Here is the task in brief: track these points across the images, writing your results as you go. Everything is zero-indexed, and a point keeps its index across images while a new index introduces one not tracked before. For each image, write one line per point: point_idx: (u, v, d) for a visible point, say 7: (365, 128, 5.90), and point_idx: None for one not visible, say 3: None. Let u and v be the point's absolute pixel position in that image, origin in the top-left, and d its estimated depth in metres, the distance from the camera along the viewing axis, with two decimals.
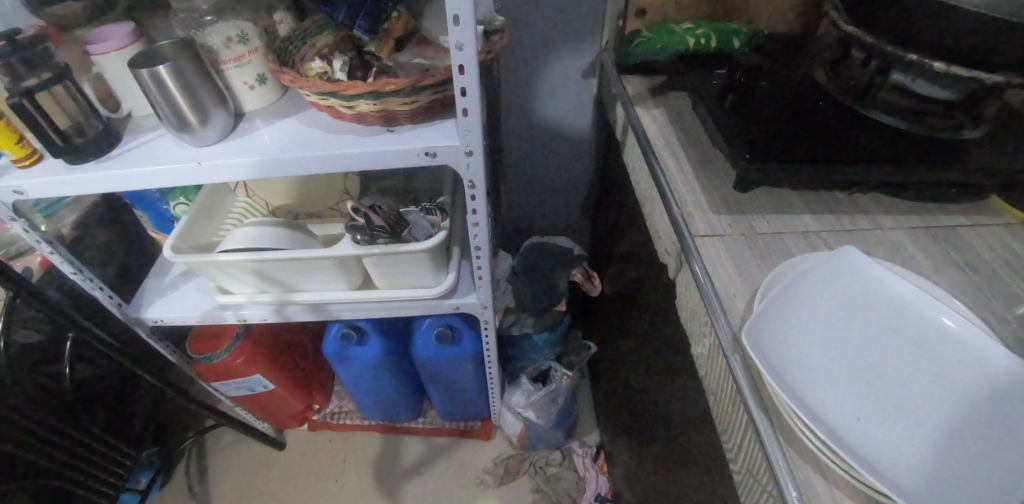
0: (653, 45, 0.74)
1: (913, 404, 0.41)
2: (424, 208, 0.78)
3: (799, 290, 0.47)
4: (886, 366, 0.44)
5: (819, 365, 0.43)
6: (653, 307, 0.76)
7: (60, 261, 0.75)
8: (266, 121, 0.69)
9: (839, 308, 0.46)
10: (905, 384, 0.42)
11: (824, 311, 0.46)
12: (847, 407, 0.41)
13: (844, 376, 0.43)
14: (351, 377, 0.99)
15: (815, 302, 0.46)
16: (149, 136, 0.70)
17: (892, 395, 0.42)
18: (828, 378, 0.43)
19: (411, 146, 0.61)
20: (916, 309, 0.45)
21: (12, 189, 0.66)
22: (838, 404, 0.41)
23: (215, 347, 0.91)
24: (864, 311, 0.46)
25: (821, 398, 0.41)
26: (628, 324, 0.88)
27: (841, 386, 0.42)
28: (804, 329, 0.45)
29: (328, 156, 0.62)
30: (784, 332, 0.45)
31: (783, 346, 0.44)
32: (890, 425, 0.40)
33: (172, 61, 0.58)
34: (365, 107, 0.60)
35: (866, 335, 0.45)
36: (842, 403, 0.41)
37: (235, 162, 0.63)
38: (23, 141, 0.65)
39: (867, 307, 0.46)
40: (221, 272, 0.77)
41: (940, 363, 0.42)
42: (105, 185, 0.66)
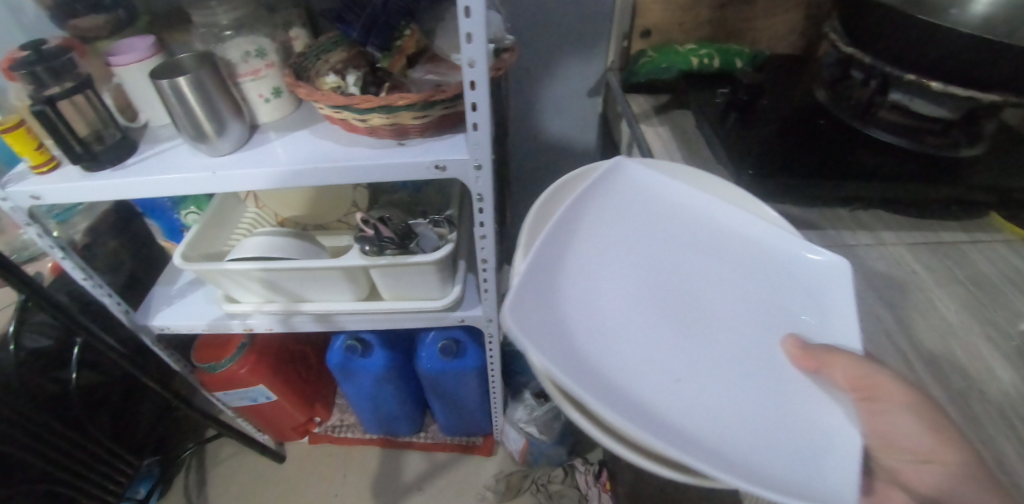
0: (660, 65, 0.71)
1: (717, 333, 0.40)
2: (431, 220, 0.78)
3: (586, 238, 0.43)
4: (700, 294, 0.43)
5: (628, 310, 0.40)
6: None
7: (72, 267, 0.76)
8: (279, 132, 0.70)
9: (641, 245, 0.45)
10: (714, 306, 0.42)
11: (609, 256, 0.43)
12: (661, 363, 0.38)
13: (652, 317, 0.40)
14: (353, 389, 0.98)
15: (612, 249, 0.44)
16: (166, 146, 0.71)
17: (701, 328, 0.40)
18: (634, 332, 0.39)
19: (422, 160, 0.63)
20: (700, 217, 0.47)
21: (30, 194, 0.67)
22: (650, 358, 0.38)
23: (219, 356, 0.92)
24: (650, 232, 0.46)
25: (626, 358, 0.37)
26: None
27: (657, 323, 0.40)
28: (592, 289, 0.40)
29: (340, 167, 0.63)
30: (580, 294, 0.39)
31: (584, 310, 0.39)
32: (707, 369, 0.38)
33: (193, 73, 0.60)
34: (377, 121, 0.62)
35: (662, 260, 0.44)
36: (655, 358, 0.38)
37: (248, 173, 0.65)
38: (43, 148, 0.67)
39: (651, 230, 0.46)
40: (230, 281, 0.78)
41: (745, 278, 0.43)
42: (120, 192, 0.68)
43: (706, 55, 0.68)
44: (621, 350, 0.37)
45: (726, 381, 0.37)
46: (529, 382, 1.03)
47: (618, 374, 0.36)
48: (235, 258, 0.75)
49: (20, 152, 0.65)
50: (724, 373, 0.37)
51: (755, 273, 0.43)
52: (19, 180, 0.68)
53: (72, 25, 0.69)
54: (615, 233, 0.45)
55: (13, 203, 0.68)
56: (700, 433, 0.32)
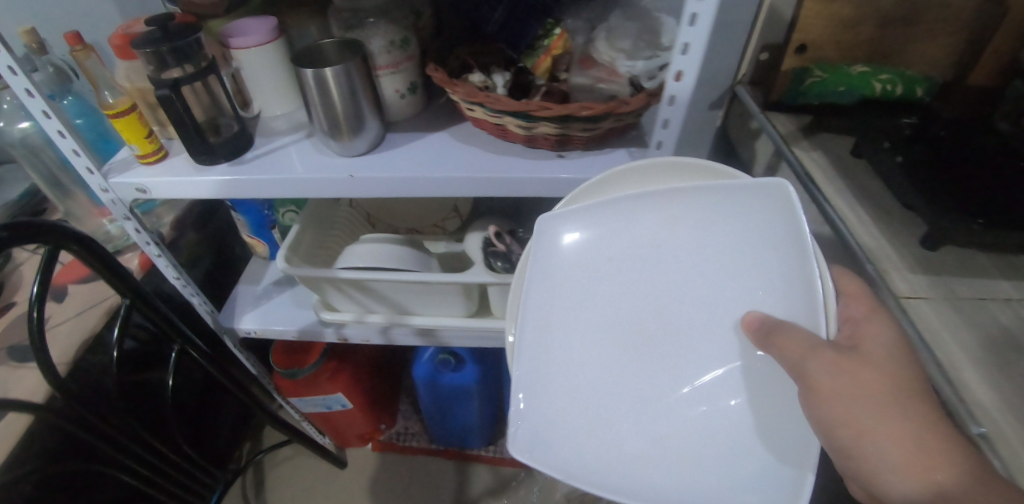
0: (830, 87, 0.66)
1: (681, 331, 0.40)
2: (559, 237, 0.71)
3: (539, 315, 0.42)
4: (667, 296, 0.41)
5: (588, 350, 0.41)
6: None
7: (165, 265, 0.70)
8: (413, 133, 0.63)
9: (601, 259, 0.43)
10: (676, 300, 0.40)
11: (569, 294, 0.43)
12: (616, 391, 0.40)
13: (607, 338, 0.41)
14: (433, 402, 0.93)
15: (568, 288, 0.43)
16: (284, 140, 0.63)
17: (658, 334, 0.40)
18: (593, 369, 0.41)
19: (590, 177, 0.57)
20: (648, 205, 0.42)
21: (135, 187, 0.60)
22: (612, 392, 0.40)
23: (301, 363, 0.86)
24: (600, 246, 0.43)
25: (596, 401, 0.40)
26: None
27: (612, 346, 0.41)
28: (558, 348, 0.42)
29: (496, 179, 0.57)
30: (539, 365, 0.41)
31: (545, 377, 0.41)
32: (659, 380, 0.39)
33: (341, 64, 0.53)
34: (544, 130, 0.55)
35: (621, 260, 0.42)
36: (609, 388, 0.40)
37: (390, 180, 0.57)
38: (152, 136, 0.59)
39: (610, 240, 0.43)
40: (334, 289, 0.71)
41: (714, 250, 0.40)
42: (234, 191, 0.60)
43: (889, 80, 0.63)
44: (590, 405, 0.40)
45: (677, 391, 0.39)
46: None
47: (594, 414, 0.40)
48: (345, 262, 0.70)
49: (128, 139, 0.58)
50: (674, 384, 0.39)
51: (707, 252, 0.40)
52: (123, 170, 0.61)
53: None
54: (571, 264, 0.43)
55: (115, 195, 0.61)
56: (651, 476, 0.37)
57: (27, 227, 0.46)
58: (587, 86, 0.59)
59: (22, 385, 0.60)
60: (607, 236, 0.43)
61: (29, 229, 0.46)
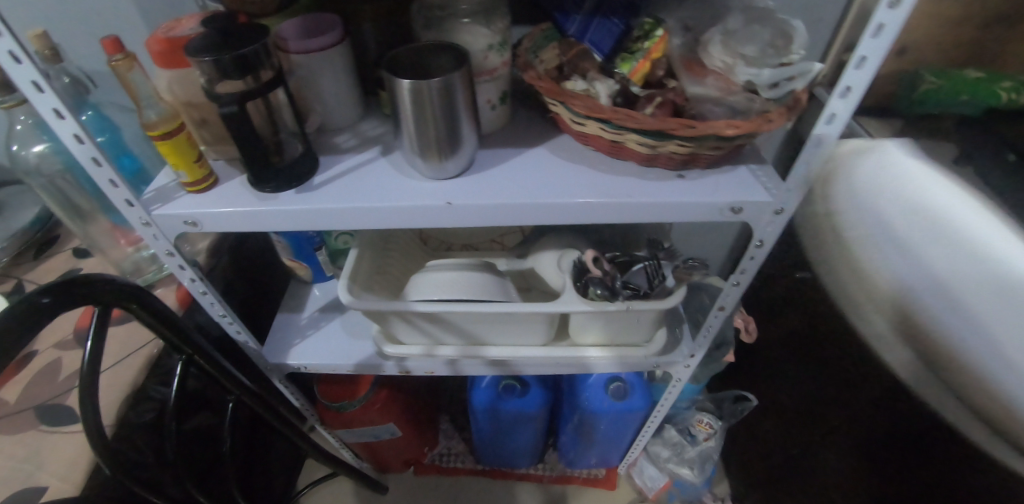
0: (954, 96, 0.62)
1: None
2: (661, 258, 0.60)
3: None
4: None
5: None
6: (850, 369, 0.69)
7: (211, 302, 0.61)
8: (504, 149, 0.55)
9: None
10: None
11: None
12: None
13: None
14: (490, 426, 0.87)
15: None
16: (358, 159, 0.53)
17: None
18: None
19: (719, 201, 0.51)
20: None
21: (184, 219, 0.50)
22: None
23: (352, 393, 0.78)
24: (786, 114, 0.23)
25: None
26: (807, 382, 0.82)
27: None
28: None
29: (617, 204, 0.50)
30: None
31: None
32: None
33: (447, 74, 0.44)
34: (671, 149, 0.49)
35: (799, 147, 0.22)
36: None
37: (494, 207, 0.49)
38: (201, 161, 0.50)
39: None
40: (404, 322, 0.64)
41: None
42: (301, 223, 0.50)
43: (1017, 87, 0.58)
44: None
45: None
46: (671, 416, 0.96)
47: None
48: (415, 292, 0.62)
49: (176, 164, 0.48)
50: None
51: None
52: (165, 199, 0.51)
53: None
54: None
55: (159, 229, 0.51)
56: None
57: (70, 285, 0.37)
58: (709, 97, 0.54)
59: (60, 453, 0.52)
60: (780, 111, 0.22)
61: (73, 287, 0.38)
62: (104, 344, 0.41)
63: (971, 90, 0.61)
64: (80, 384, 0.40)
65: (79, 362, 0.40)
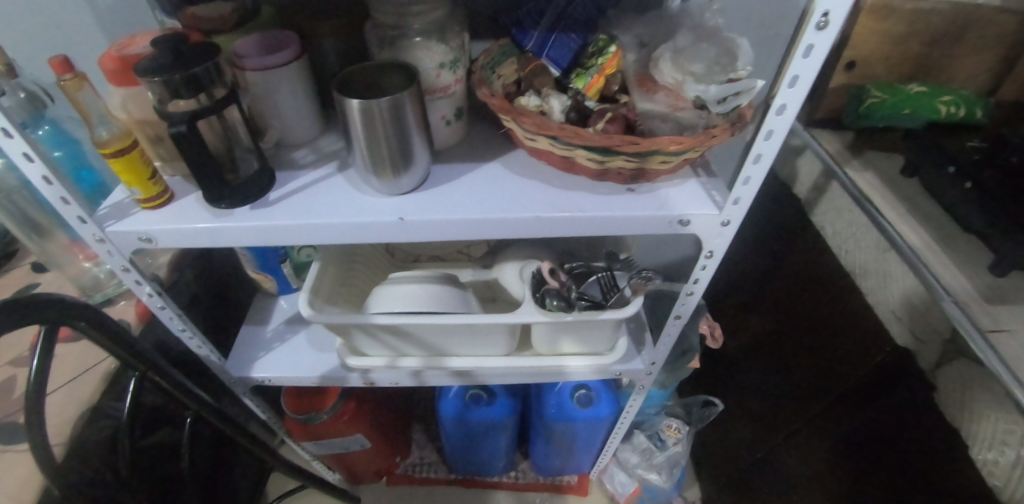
0: (899, 109, 0.66)
1: None
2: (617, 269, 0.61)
3: None
4: None
5: None
6: (833, 366, 0.71)
7: (170, 317, 0.61)
8: (460, 164, 0.56)
9: None
10: None
11: None
12: None
13: None
14: (460, 436, 0.88)
15: None
16: (313, 175, 0.54)
17: None
18: None
19: (667, 214, 0.53)
20: None
21: (138, 236, 0.50)
22: None
23: (318, 406, 0.78)
24: None
25: None
26: (767, 387, 0.85)
27: None
28: None
29: (568, 218, 0.51)
30: None
31: None
32: None
33: (396, 93, 0.45)
34: (619, 164, 0.51)
35: None
36: None
37: (448, 221, 0.50)
38: (155, 177, 0.50)
39: None
40: (367, 335, 0.64)
41: None
42: (256, 238, 0.50)
43: (955, 102, 0.64)
44: None
45: None
46: (640, 423, 0.98)
47: None
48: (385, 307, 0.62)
49: (128, 181, 0.48)
50: None
51: None
52: (119, 215, 0.51)
53: (191, 13, 0.52)
54: None
55: (113, 246, 0.51)
56: None
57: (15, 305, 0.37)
58: (660, 114, 0.55)
59: (12, 473, 0.52)
60: None
61: (18, 307, 0.37)
62: (50, 363, 0.41)
63: (915, 104, 0.65)
64: (25, 405, 0.40)
65: (23, 382, 0.40)
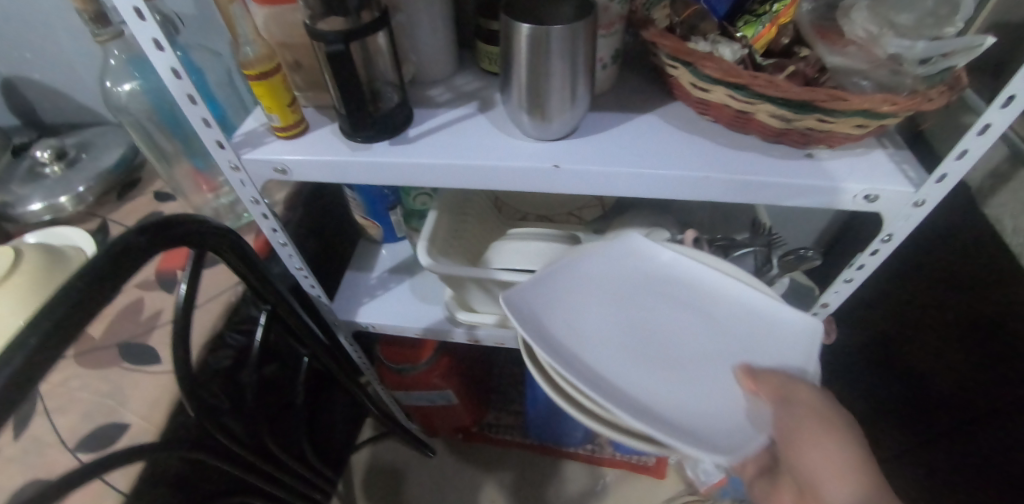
0: None
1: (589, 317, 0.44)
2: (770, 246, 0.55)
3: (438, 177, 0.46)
4: (656, 325, 0.45)
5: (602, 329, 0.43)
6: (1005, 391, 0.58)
7: (289, 254, 0.60)
8: (612, 113, 0.50)
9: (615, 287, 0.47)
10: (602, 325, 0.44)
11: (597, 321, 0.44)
12: (606, 353, 0.42)
13: (623, 332, 0.44)
14: (547, 401, 0.86)
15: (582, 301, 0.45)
16: (455, 113, 0.49)
17: (658, 343, 0.44)
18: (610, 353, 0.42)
19: (855, 185, 0.45)
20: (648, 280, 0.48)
21: (274, 166, 0.48)
22: (607, 343, 0.42)
23: (415, 359, 0.79)
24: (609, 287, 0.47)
25: (592, 357, 0.41)
26: (890, 393, 0.76)
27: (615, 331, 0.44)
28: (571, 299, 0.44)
29: (738, 181, 0.45)
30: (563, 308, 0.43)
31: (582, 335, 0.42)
32: (627, 362, 0.42)
33: (571, 23, 0.39)
34: (809, 124, 0.44)
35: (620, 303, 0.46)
36: (602, 326, 0.44)
37: (605, 173, 0.45)
38: (294, 105, 0.47)
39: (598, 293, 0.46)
40: (481, 289, 0.61)
41: (661, 291, 0.47)
42: (390, 177, 0.47)
43: None
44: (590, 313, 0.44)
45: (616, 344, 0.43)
46: None
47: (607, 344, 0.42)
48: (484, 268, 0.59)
49: (268, 107, 0.45)
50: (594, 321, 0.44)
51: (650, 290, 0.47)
52: (253, 144, 0.49)
53: None
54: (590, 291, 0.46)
55: (248, 175, 0.50)
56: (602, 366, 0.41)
57: (164, 224, 0.35)
58: (856, 70, 0.46)
59: (140, 393, 0.53)
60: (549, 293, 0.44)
61: (168, 228, 0.35)
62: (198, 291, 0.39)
63: None
64: (173, 331, 0.38)
65: (172, 305, 0.38)
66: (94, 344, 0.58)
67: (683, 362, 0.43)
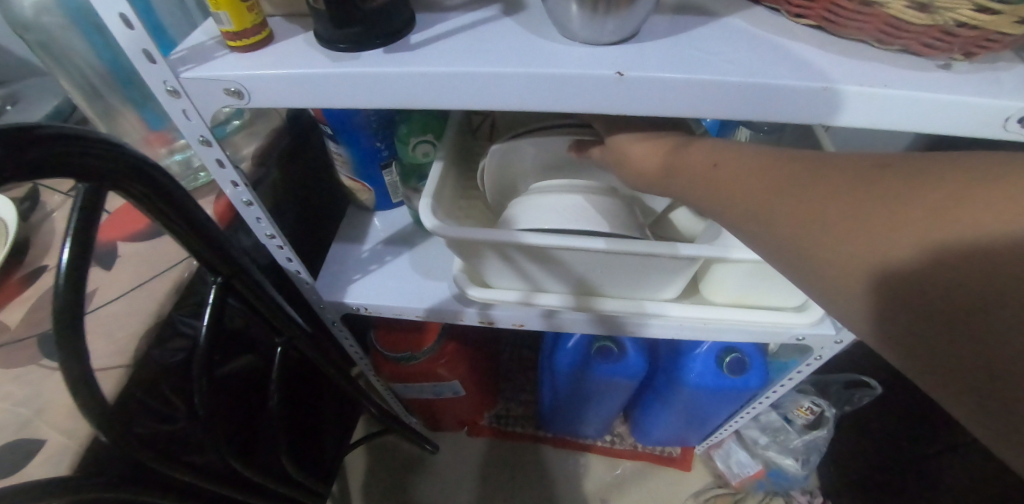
0: None
1: (635, 102, 0.34)
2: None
3: (671, 93, 0.33)
4: (587, 104, 0.34)
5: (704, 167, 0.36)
6: None
7: (257, 217, 0.47)
8: (683, 16, 0.38)
9: (642, 101, 0.34)
10: (646, 96, 0.33)
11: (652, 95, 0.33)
12: (667, 92, 0.33)
13: (645, 101, 0.34)
14: (569, 389, 0.76)
15: (662, 93, 0.33)
16: (475, 16, 0.37)
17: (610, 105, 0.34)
18: (659, 88, 0.33)
19: (1013, 105, 0.33)
20: (634, 100, 0.34)
21: (225, 87, 0.35)
22: (675, 88, 0.33)
23: (416, 345, 0.68)
24: (654, 96, 0.33)
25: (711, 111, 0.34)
26: None
27: (651, 92, 0.33)
28: (668, 88, 0.33)
29: (863, 98, 0.33)
30: (672, 86, 0.33)
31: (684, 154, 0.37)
32: (647, 94, 0.33)
33: None
34: (963, 17, 0.31)
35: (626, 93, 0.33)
36: (679, 90, 0.33)
37: (678, 87, 0.33)
38: (250, 2, 0.34)
39: (630, 100, 0.34)
40: (498, 259, 0.49)
41: (624, 102, 0.34)
42: (380, 98, 0.34)
43: None
44: (642, 101, 0.34)
45: (670, 93, 0.33)
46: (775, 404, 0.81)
47: (667, 90, 0.33)
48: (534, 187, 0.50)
49: (212, 1, 0.32)
50: (645, 95, 0.33)
51: (628, 93, 0.33)
52: (201, 59, 0.36)
53: None
54: (648, 91, 0.33)
55: (187, 103, 0.37)
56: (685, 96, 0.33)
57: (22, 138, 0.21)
58: None
59: (61, 397, 0.41)
60: (683, 94, 0.33)
61: (30, 143, 0.21)
62: (88, 246, 0.25)
63: None
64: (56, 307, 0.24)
65: (53, 275, 0.24)
66: (11, 335, 0.46)
67: (587, 105, 0.34)
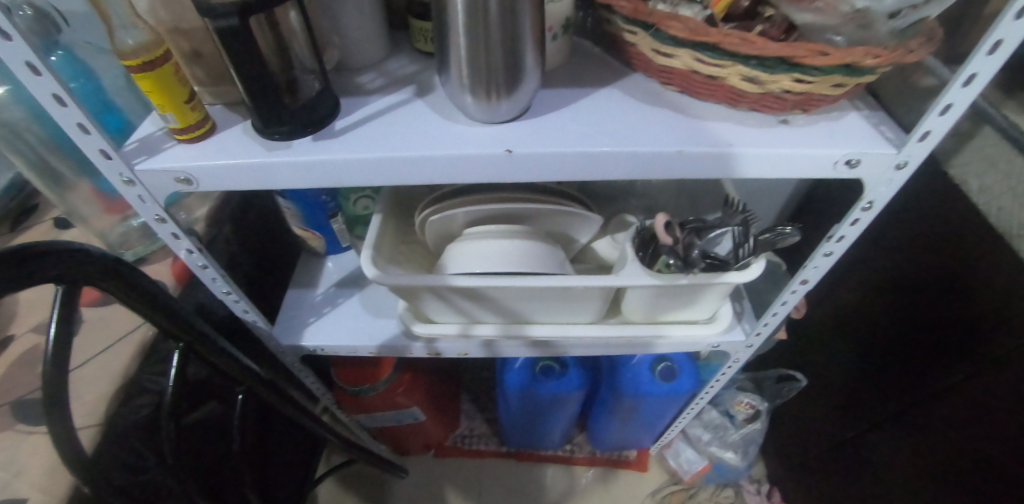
0: None
1: (528, 170, 0.40)
2: (742, 225, 0.51)
3: (556, 162, 0.40)
4: (487, 173, 0.40)
5: None
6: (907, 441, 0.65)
7: (213, 277, 0.52)
8: (569, 88, 0.46)
9: (534, 169, 0.40)
10: (536, 167, 0.40)
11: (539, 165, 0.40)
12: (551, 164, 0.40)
13: (536, 169, 0.40)
14: (522, 408, 0.81)
15: (548, 163, 0.40)
16: (391, 100, 0.43)
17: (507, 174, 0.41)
18: (544, 161, 0.40)
19: (835, 152, 0.41)
20: (528, 169, 0.40)
21: (176, 176, 0.40)
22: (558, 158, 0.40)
23: (373, 378, 0.73)
24: (540, 167, 0.40)
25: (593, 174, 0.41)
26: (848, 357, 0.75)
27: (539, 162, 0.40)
28: (551, 159, 0.40)
29: (715, 155, 0.40)
30: (556, 156, 0.39)
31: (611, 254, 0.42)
32: (536, 165, 0.40)
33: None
34: (784, 86, 0.39)
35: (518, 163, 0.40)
36: (560, 160, 0.40)
37: (561, 155, 0.39)
38: (194, 102, 0.39)
39: (522, 170, 0.40)
40: (436, 299, 0.55)
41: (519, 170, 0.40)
42: (312, 178, 0.40)
43: None
44: (532, 170, 0.40)
45: (554, 162, 0.40)
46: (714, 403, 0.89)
47: (551, 159, 0.40)
48: (471, 231, 0.54)
49: (160, 106, 0.37)
50: (535, 164, 0.40)
51: (519, 165, 0.40)
52: (151, 151, 0.41)
53: None
54: (536, 162, 0.40)
55: (143, 190, 0.42)
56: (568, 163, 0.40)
57: (15, 258, 0.26)
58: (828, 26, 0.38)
59: (37, 459, 0.44)
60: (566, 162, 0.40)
61: (21, 262, 0.26)
62: (65, 327, 0.30)
63: None
64: (42, 378, 0.29)
65: (41, 349, 0.29)
66: None
67: (488, 174, 0.40)
